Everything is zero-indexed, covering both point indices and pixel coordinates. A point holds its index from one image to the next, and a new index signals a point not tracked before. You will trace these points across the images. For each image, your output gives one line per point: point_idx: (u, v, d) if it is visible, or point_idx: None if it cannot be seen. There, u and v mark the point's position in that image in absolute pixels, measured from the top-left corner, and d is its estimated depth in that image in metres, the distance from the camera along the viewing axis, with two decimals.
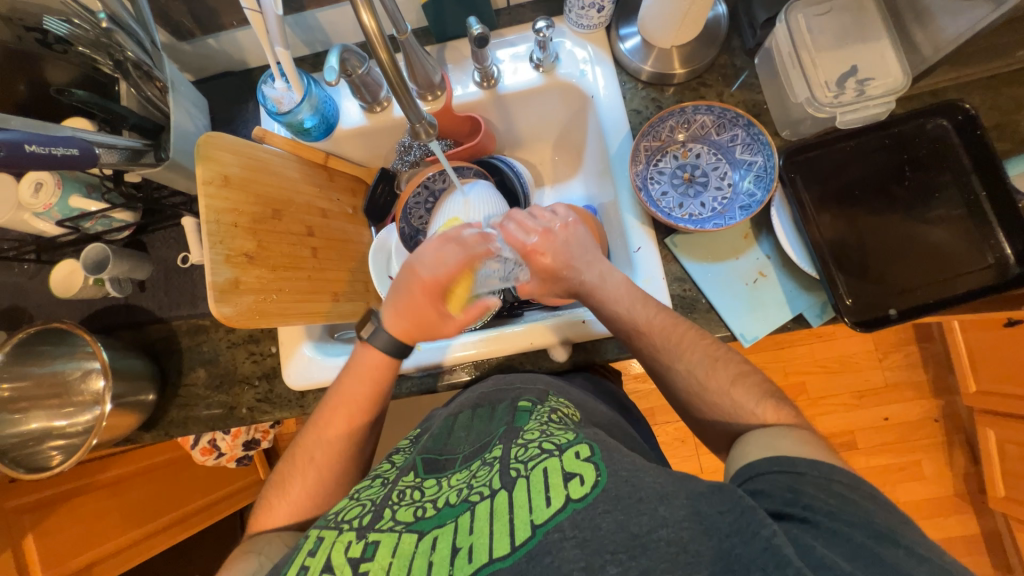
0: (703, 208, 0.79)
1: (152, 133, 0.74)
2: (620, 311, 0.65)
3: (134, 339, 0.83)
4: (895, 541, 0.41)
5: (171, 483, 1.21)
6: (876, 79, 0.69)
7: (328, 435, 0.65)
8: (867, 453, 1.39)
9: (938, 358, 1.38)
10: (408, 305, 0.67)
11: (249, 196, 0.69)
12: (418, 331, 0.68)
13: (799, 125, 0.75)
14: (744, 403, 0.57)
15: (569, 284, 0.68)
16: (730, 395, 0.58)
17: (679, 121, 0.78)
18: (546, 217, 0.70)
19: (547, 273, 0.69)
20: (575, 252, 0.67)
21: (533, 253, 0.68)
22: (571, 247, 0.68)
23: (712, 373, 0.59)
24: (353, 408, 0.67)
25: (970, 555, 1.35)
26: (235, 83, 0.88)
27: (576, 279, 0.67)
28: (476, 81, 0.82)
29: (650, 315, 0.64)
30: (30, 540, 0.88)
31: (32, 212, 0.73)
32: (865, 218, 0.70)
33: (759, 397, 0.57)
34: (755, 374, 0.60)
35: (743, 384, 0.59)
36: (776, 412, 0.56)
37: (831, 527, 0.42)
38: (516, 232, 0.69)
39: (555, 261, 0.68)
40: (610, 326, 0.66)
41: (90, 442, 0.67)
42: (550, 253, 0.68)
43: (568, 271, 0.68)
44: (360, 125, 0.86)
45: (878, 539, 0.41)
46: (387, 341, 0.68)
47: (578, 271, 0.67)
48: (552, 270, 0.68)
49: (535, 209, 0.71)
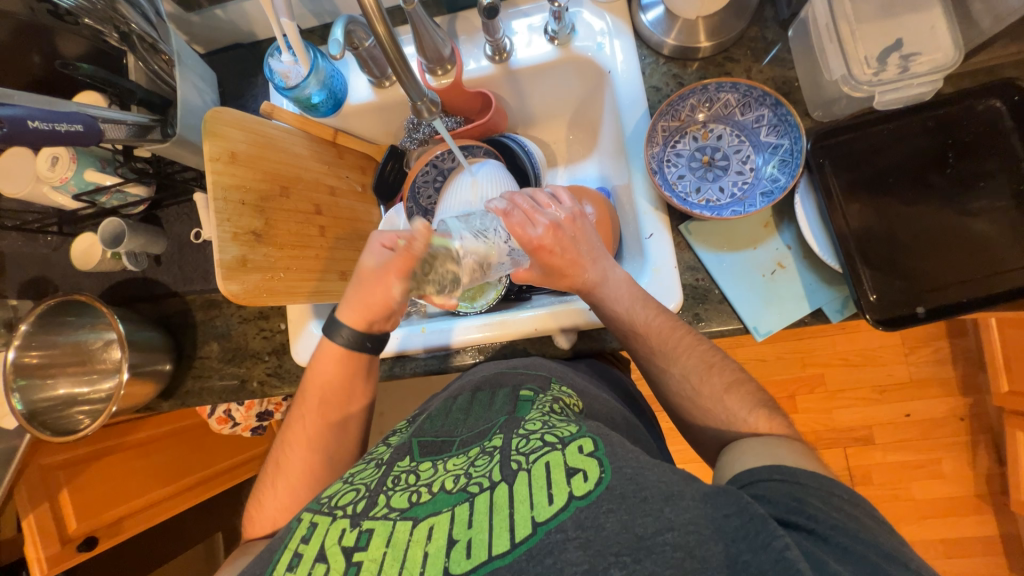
0: (722, 194, 0.75)
1: (161, 108, 0.74)
2: (621, 302, 0.64)
3: (152, 311, 0.85)
4: (905, 565, 0.40)
5: (197, 446, 1.25)
6: (922, 54, 0.63)
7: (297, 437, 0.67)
8: (882, 449, 1.35)
9: (969, 355, 1.31)
10: (358, 296, 0.65)
11: (257, 173, 0.69)
12: (382, 321, 0.67)
13: (832, 106, 0.69)
14: (736, 411, 0.58)
15: (574, 283, 0.66)
16: (722, 401, 0.59)
17: (701, 99, 0.73)
18: (550, 211, 0.65)
19: (551, 270, 0.66)
20: (582, 249, 0.65)
21: (541, 251, 0.63)
22: (580, 244, 0.65)
23: (705, 380, 0.60)
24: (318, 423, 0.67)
25: (986, 555, 1.32)
26: (244, 56, 0.87)
27: (580, 277, 0.65)
28: (487, 55, 0.79)
29: (648, 316, 0.63)
30: (65, 493, 0.97)
31: (50, 186, 0.75)
32: (897, 207, 0.65)
33: (752, 406, 0.58)
34: (752, 381, 0.61)
35: (737, 392, 0.59)
36: (769, 423, 0.56)
37: (842, 543, 0.41)
38: (523, 226, 0.63)
39: (563, 258, 0.64)
40: (608, 323, 0.66)
41: (110, 409, 0.71)
42: (559, 250, 0.64)
43: (572, 270, 0.65)
44: (368, 100, 0.84)
45: (882, 552, 0.41)
46: (348, 336, 0.66)
47: (582, 269, 0.65)
48: (558, 268, 0.65)
49: (538, 196, 0.67)
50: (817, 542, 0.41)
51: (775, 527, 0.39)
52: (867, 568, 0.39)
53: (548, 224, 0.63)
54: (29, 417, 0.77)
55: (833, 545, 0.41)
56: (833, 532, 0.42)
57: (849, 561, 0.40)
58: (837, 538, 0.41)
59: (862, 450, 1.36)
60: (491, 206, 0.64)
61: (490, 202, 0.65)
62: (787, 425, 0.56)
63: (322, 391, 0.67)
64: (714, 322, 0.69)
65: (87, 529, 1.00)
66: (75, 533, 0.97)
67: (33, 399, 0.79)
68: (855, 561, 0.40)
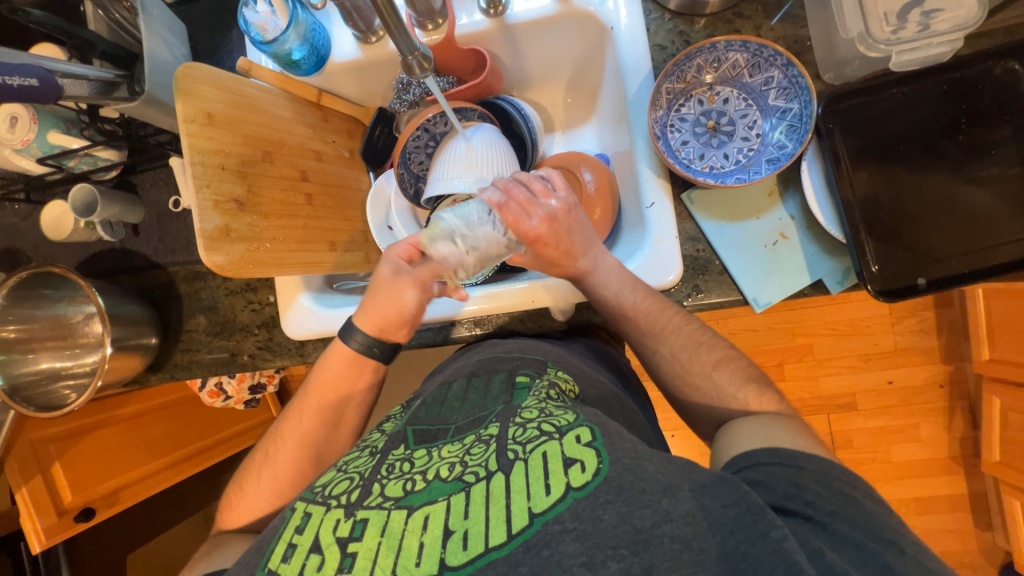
0: (726, 161, 0.72)
1: (125, 62, 0.68)
2: (611, 281, 0.64)
3: (134, 283, 0.82)
4: (899, 548, 0.41)
5: (192, 416, 1.25)
6: (945, 9, 0.60)
7: (287, 427, 0.67)
8: (864, 415, 1.39)
9: (955, 325, 1.34)
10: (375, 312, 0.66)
11: (236, 136, 0.64)
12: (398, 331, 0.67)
13: (844, 67, 0.66)
14: (722, 392, 0.59)
15: (565, 272, 0.65)
16: (710, 378, 0.60)
17: (708, 60, 0.70)
18: (546, 202, 0.62)
19: (546, 260, 0.64)
20: (576, 239, 0.63)
21: (538, 243, 0.62)
22: (575, 234, 0.63)
23: (692, 359, 0.61)
24: (309, 412, 0.66)
25: (955, 512, 1.39)
26: (215, 5, 0.80)
27: (571, 266, 0.64)
28: (482, 8, 0.73)
29: (638, 299, 0.63)
30: (59, 468, 0.97)
31: (13, 149, 0.70)
32: (904, 176, 0.63)
33: (740, 383, 0.59)
34: (741, 357, 0.62)
35: (723, 372, 0.60)
36: (762, 398, 0.58)
37: (833, 529, 0.42)
38: (518, 220, 0.61)
39: (558, 250, 0.63)
40: (597, 305, 0.66)
41: (95, 383, 0.69)
42: (554, 241, 0.62)
43: (565, 261, 0.64)
44: (354, 58, 0.78)
45: (877, 536, 0.41)
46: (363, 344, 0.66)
47: (575, 258, 0.64)
48: (552, 259, 0.64)
49: (532, 183, 0.63)
50: (816, 529, 0.42)
51: (774, 517, 0.40)
52: (859, 554, 0.40)
53: (543, 215, 0.61)
54: (12, 393, 0.75)
55: (829, 533, 0.42)
56: (831, 519, 0.42)
57: (843, 547, 0.40)
58: (834, 525, 0.42)
59: (845, 416, 1.40)
60: (483, 199, 0.60)
61: (482, 193, 0.61)
62: (773, 403, 0.57)
63: (325, 383, 0.67)
64: (714, 294, 0.68)
65: (82, 501, 1.00)
66: (71, 505, 0.98)
67: (15, 373, 0.77)
68: (852, 550, 0.40)
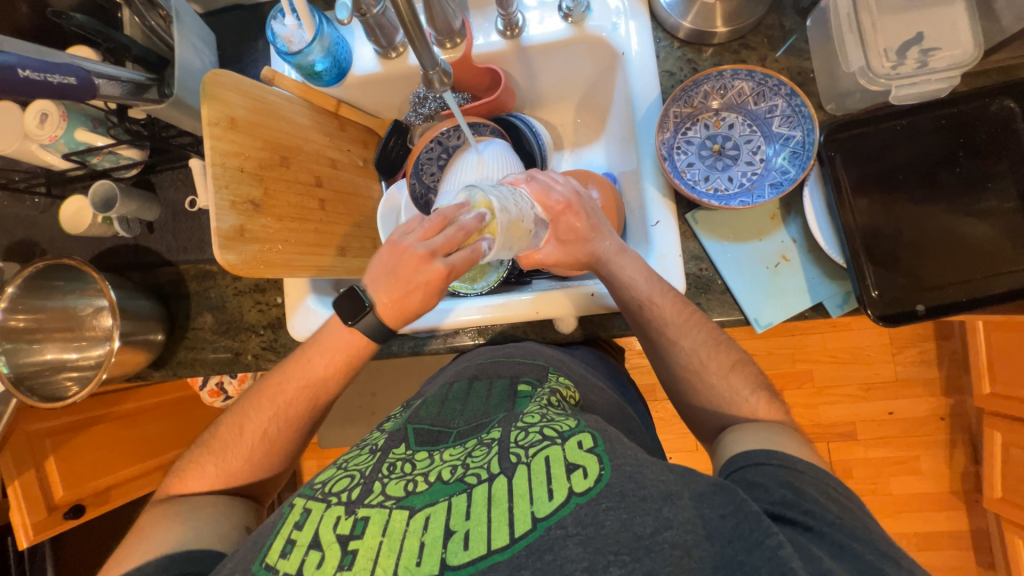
0: (731, 183, 0.74)
1: (157, 67, 0.71)
2: (639, 274, 0.64)
3: (145, 280, 0.83)
4: (897, 563, 0.41)
5: (184, 418, 1.23)
6: (941, 49, 0.63)
7: (280, 398, 0.66)
8: (865, 445, 1.38)
9: (955, 357, 1.34)
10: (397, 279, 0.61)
11: (256, 140, 0.66)
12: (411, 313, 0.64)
13: (846, 98, 0.69)
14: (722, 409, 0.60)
15: (591, 250, 0.65)
16: (715, 384, 0.61)
17: (715, 86, 0.72)
18: (566, 181, 0.67)
19: (573, 236, 0.65)
20: (598, 218, 0.67)
21: (565, 213, 0.65)
22: (595, 212, 0.66)
23: (692, 374, 0.62)
24: (314, 386, 0.67)
25: (955, 549, 1.37)
26: (244, 18, 0.83)
27: (597, 244, 0.66)
28: (499, 30, 0.77)
29: (648, 302, 0.64)
30: (51, 462, 0.96)
31: (39, 144, 0.72)
32: (904, 205, 0.65)
33: (754, 387, 0.60)
34: (749, 365, 0.63)
35: (723, 388, 0.60)
36: (764, 407, 0.58)
37: (837, 541, 0.42)
38: (544, 192, 0.64)
39: (585, 224, 0.65)
40: (617, 295, 0.66)
41: (101, 376, 0.70)
42: (582, 215, 0.65)
43: (591, 237, 0.65)
44: (374, 72, 0.81)
45: (875, 549, 0.42)
46: (374, 327, 0.64)
47: (601, 236, 0.66)
48: (577, 233, 0.65)
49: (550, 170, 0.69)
50: (812, 538, 0.42)
51: (770, 525, 0.40)
52: (859, 567, 0.40)
53: (569, 189, 0.66)
54: (15, 383, 0.76)
55: (830, 544, 0.42)
56: (829, 529, 0.43)
57: (844, 559, 0.40)
58: (833, 535, 0.42)
59: (844, 445, 1.39)
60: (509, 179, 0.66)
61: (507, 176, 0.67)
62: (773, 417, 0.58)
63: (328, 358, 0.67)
64: (716, 312, 0.69)
65: (73, 497, 0.99)
66: (61, 502, 0.96)
67: (18, 362, 0.77)
68: (852, 559, 0.41)
